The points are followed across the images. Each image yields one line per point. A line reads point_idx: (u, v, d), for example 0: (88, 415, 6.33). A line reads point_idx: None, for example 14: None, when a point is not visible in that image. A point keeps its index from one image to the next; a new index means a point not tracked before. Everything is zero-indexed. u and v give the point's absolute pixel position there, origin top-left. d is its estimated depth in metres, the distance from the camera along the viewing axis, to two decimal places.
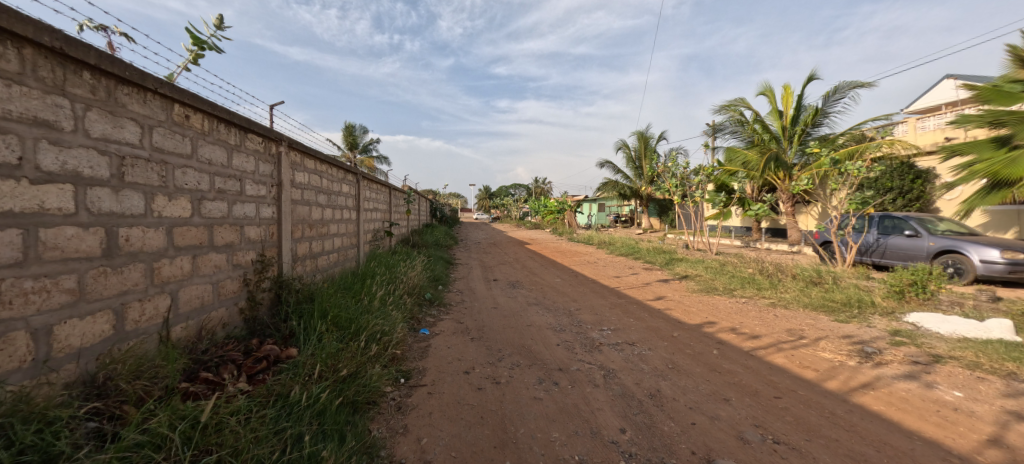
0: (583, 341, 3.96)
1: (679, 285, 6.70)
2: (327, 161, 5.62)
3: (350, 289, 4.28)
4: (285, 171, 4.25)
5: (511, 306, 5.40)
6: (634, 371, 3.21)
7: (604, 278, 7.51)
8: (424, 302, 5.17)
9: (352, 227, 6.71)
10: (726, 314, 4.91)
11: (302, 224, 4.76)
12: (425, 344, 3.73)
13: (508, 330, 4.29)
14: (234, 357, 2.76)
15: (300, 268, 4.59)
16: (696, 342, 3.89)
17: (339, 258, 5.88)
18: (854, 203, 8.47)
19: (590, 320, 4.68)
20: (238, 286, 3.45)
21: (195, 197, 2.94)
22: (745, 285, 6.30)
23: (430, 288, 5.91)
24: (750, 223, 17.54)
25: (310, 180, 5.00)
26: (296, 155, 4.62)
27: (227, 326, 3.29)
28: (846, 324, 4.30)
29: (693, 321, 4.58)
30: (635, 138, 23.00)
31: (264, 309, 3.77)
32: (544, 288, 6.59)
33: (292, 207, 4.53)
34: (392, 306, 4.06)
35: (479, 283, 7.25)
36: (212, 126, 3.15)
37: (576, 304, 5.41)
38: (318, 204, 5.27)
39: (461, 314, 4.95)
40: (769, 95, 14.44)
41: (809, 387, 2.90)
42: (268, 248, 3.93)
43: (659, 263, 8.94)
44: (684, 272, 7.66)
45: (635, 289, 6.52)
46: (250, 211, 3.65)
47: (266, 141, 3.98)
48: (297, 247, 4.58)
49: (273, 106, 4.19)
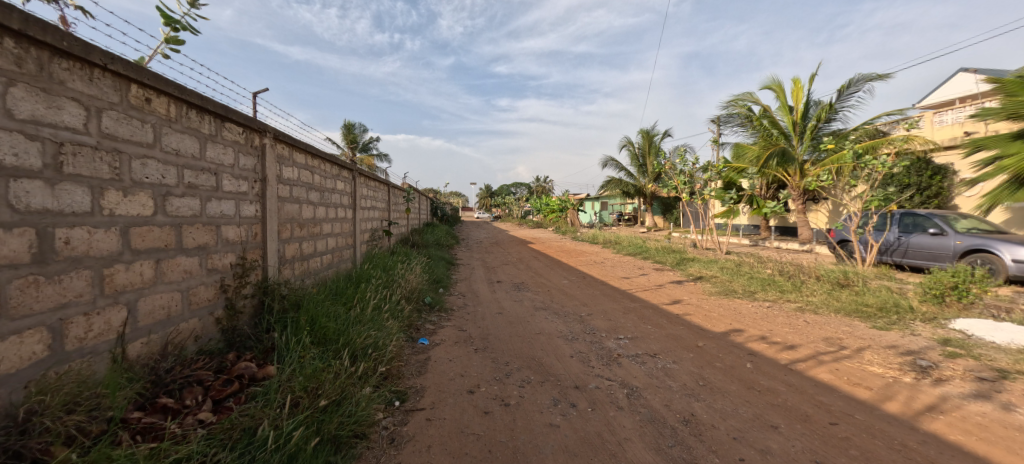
0: (599, 351, 3.59)
1: (695, 287, 6.30)
2: (320, 156, 5.24)
3: (341, 295, 3.89)
4: (270, 165, 3.87)
5: (517, 311, 5.01)
6: (660, 389, 2.82)
7: (613, 280, 7.12)
8: (423, 307, 4.79)
9: (348, 227, 6.34)
10: (751, 320, 4.51)
11: (291, 223, 4.38)
12: (423, 357, 3.35)
13: (515, 339, 3.90)
14: (201, 377, 2.38)
15: (289, 271, 4.22)
16: (725, 353, 3.50)
17: (332, 260, 5.50)
18: (876, 200, 8.05)
19: (605, 327, 4.29)
20: (213, 292, 3.07)
21: (159, 192, 2.56)
22: (766, 288, 5.89)
23: (430, 291, 5.53)
24: (759, 221, 17.13)
25: (300, 176, 4.62)
26: (283, 148, 4.24)
27: (200, 339, 2.92)
28: (888, 333, 3.90)
29: (716, 329, 4.19)
30: (640, 135, 22.57)
31: (246, 318, 3.40)
32: (552, 291, 6.19)
33: (280, 204, 4.16)
34: (387, 314, 3.68)
35: (482, 285, 6.85)
36: (180, 112, 2.76)
37: (587, 309, 5.04)
38: (309, 202, 4.89)
39: (464, 321, 4.56)
40: (779, 89, 13.96)
41: (867, 411, 2.50)
42: (250, 250, 3.55)
43: (670, 263, 8.54)
44: (698, 272, 7.26)
45: (648, 292, 6.12)
46: (228, 208, 3.26)
47: (248, 131, 3.59)
48: (285, 249, 4.20)
49: (257, 94, 3.82)
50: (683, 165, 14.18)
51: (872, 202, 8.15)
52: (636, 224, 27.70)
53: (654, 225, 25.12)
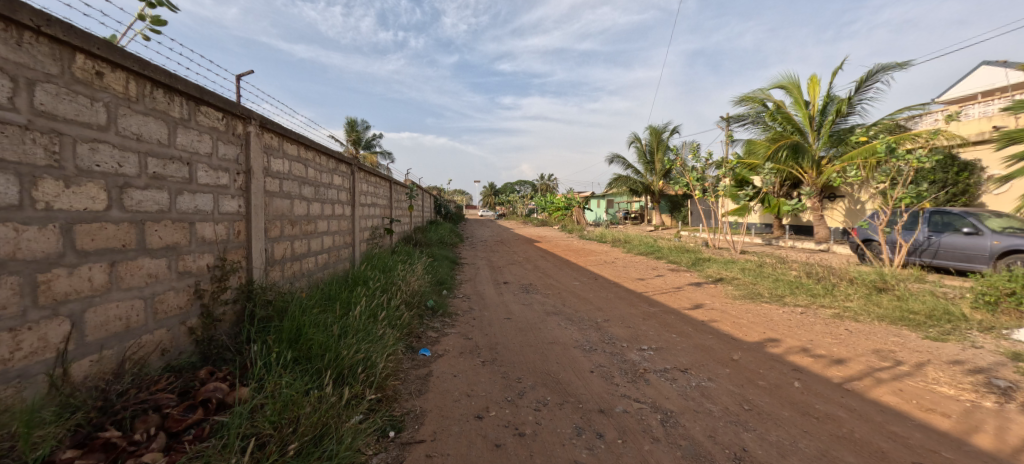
0: (622, 365, 3.18)
1: (716, 290, 5.87)
2: (315, 148, 4.87)
3: (334, 300, 3.51)
4: (255, 157, 3.49)
5: (526, 316, 4.62)
6: (700, 415, 2.41)
7: (627, 281, 6.69)
8: (426, 312, 4.41)
9: (347, 224, 5.99)
10: (786, 327, 4.08)
11: (280, 221, 4.00)
12: (424, 372, 2.96)
13: (526, 350, 3.50)
14: (160, 403, 2.00)
15: (278, 273, 3.85)
16: (766, 369, 3.08)
17: (328, 260, 5.12)
18: (907, 197, 7.51)
19: (624, 335, 3.88)
20: (186, 299, 2.70)
21: (115, 183, 2.18)
22: (795, 291, 5.45)
23: (433, 294, 5.15)
24: (772, 219, 16.62)
25: (291, 169, 4.24)
26: (271, 137, 3.85)
27: (169, 352, 2.55)
28: (946, 346, 3.48)
29: (749, 338, 3.77)
30: (648, 132, 22.06)
31: (226, 326, 3.03)
32: (563, 294, 5.79)
33: (268, 199, 3.78)
34: (385, 323, 3.29)
35: (487, 287, 6.44)
36: (143, 90, 2.38)
37: (603, 315, 4.63)
38: (302, 197, 4.52)
39: (469, 327, 4.16)
40: (794, 84, 13.41)
41: (954, 447, 2.09)
42: (231, 250, 3.18)
43: (685, 263, 8.08)
44: (717, 274, 6.82)
45: (667, 295, 5.70)
46: (205, 203, 2.89)
47: (229, 117, 3.21)
48: (273, 249, 3.81)
49: (241, 76, 3.44)
50: (695, 162, 13.67)
51: (903, 199, 7.66)
52: (644, 222, 27.23)
53: (661, 224, 24.64)
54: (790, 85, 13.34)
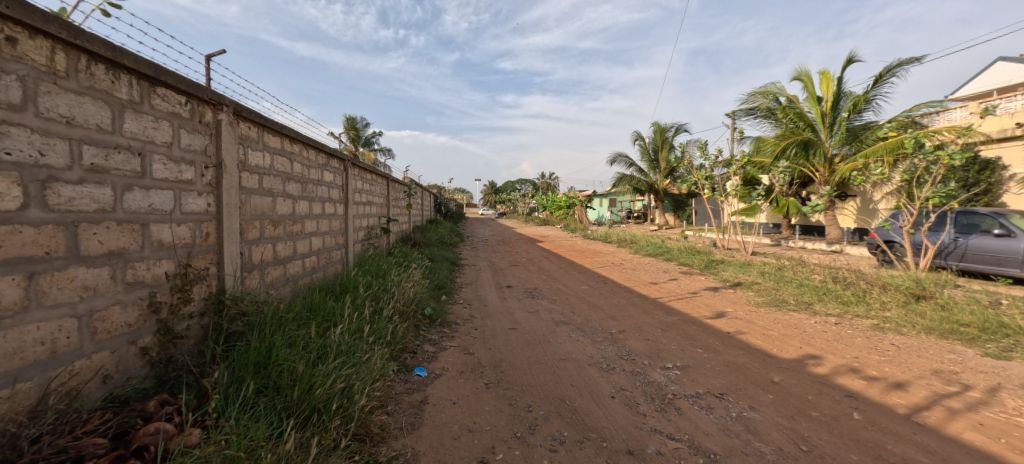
0: (647, 389, 2.75)
1: (736, 296, 5.45)
2: (302, 140, 4.45)
3: (317, 312, 3.10)
4: (227, 148, 3.07)
5: (534, 326, 4.22)
6: (750, 459, 1.99)
7: (638, 286, 6.27)
8: (423, 322, 4.00)
9: (339, 224, 5.56)
10: (824, 342, 3.67)
11: (260, 221, 3.58)
12: (420, 398, 2.56)
13: (535, 369, 3.08)
14: (83, 452, 1.58)
15: (255, 279, 3.44)
16: (815, 395, 2.68)
17: (316, 263, 4.71)
18: (936, 197, 7.08)
19: (644, 350, 3.47)
20: (136, 315, 2.28)
21: (34, 175, 1.77)
22: (823, 298, 5.03)
23: (431, 299, 4.76)
24: (780, 219, 16.20)
25: (272, 163, 3.81)
26: (248, 127, 3.43)
27: (113, 379, 2.13)
28: (1012, 365, 3.08)
29: (786, 355, 3.36)
30: (652, 129, 21.61)
31: (190, 343, 2.62)
32: (571, 300, 5.37)
33: (244, 196, 3.35)
34: (374, 340, 2.87)
35: (489, 291, 6.01)
36: (75, 64, 1.96)
37: (618, 325, 4.21)
38: (287, 195, 4.10)
39: (470, 340, 3.75)
40: (807, 79, 12.95)
41: None
42: (197, 255, 2.76)
43: (698, 266, 7.68)
44: (733, 277, 6.41)
45: (683, 301, 5.28)
46: (163, 201, 2.48)
47: (195, 102, 2.79)
48: (250, 253, 3.39)
49: (211, 56, 3.03)
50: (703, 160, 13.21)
51: (932, 199, 7.18)
52: (646, 221, 26.80)
53: (665, 223, 24.22)
54: (804, 81, 12.91)
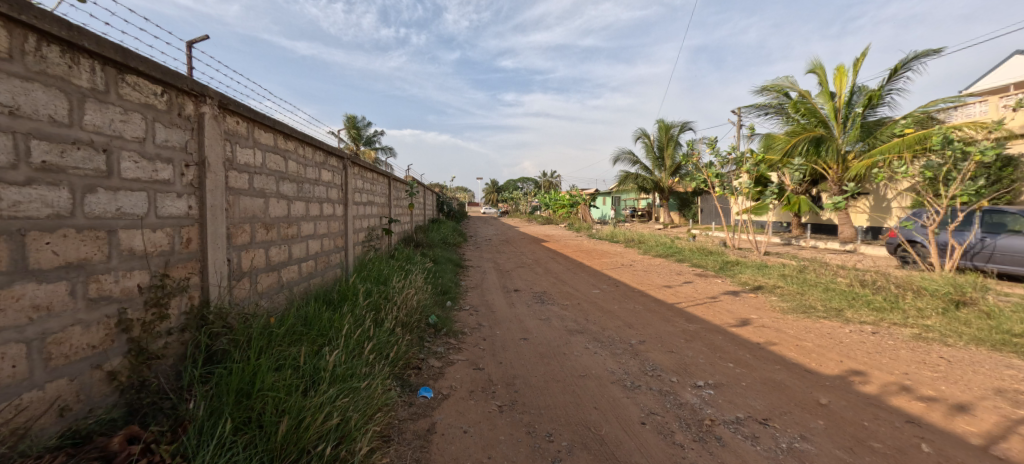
0: (681, 413, 2.45)
1: (759, 301, 5.13)
2: (298, 137, 4.15)
3: (311, 326, 2.81)
4: (212, 144, 2.77)
5: (547, 335, 3.93)
6: None
7: (653, 289, 5.97)
8: (427, 333, 3.72)
9: (338, 226, 5.27)
10: (866, 355, 3.37)
11: (250, 224, 3.28)
12: (427, 426, 2.26)
13: (552, 387, 2.79)
14: None
15: (245, 288, 3.15)
16: (872, 421, 2.37)
17: (313, 267, 4.43)
18: (965, 195, 6.74)
19: (670, 365, 3.17)
20: (102, 334, 1.99)
21: None
22: (854, 304, 4.71)
23: (436, 306, 4.48)
24: (790, 217, 15.84)
25: (264, 161, 3.52)
26: (236, 122, 3.13)
27: (72, 411, 1.85)
28: None
29: (827, 370, 3.06)
30: (658, 127, 21.26)
31: (167, 363, 2.33)
32: (583, 306, 5.07)
33: (232, 197, 3.06)
34: (374, 358, 2.57)
35: (496, 296, 5.72)
36: (21, 45, 1.67)
37: (637, 335, 3.91)
38: (280, 196, 3.81)
39: (479, 352, 3.46)
40: (820, 73, 12.59)
41: None
42: (177, 264, 2.47)
43: (712, 268, 7.37)
44: (752, 280, 6.09)
45: (702, 307, 4.96)
46: (134, 204, 2.19)
47: (173, 93, 2.50)
48: (239, 259, 3.10)
49: (192, 42, 2.75)
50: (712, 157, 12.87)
51: (960, 197, 6.84)
52: (651, 220, 26.47)
53: (670, 222, 23.87)
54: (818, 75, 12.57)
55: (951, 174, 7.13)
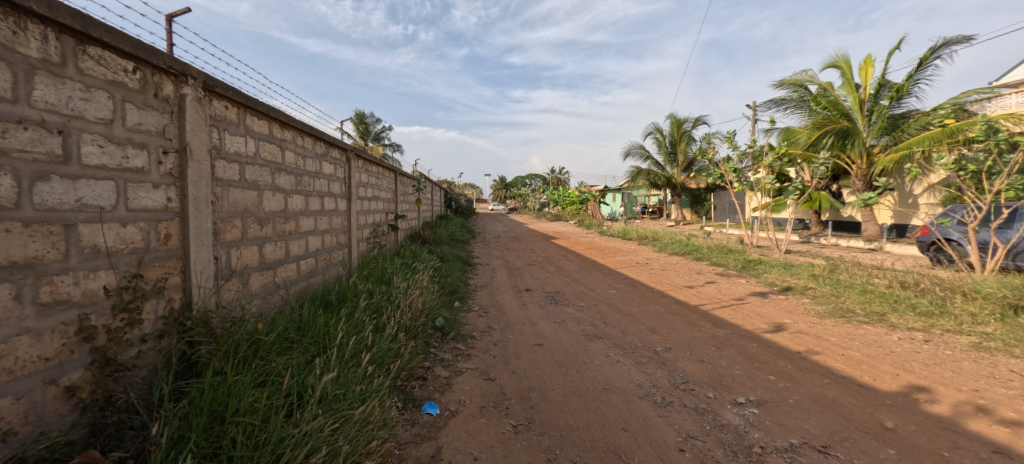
0: (724, 437, 2.12)
1: (790, 303, 4.75)
2: (296, 126, 3.87)
3: (305, 332, 2.53)
4: (195, 130, 2.50)
5: (563, 340, 3.62)
6: None
7: (673, 290, 5.61)
8: (433, 337, 3.43)
9: (341, 221, 5.01)
10: (923, 367, 3.00)
11: (242, 218, 3.01)
12: (432, 451, 1.97)
13: (573, 404, 2.48)
14: None
15: (234, 289, 2.88)
16: (952, 451, 2.02)
17: (313, 265, 4.17)
18: (1012, 190, 6.24)
19: (703, 377, 2.84)
20: (58, 345, 1.73)
21: None
22: (897, 308, 4.30)
23: (443, 307, 4.20)
24: (809, 214, 15.28)
25: (258, 151, 3.25)
26: (225, 106, 2.85)
27: (18, 434, 1.59)
28: None
29: (884, 386, 2.70)
30: (670, 121, 20.73)
31: (139, 374, 2.07)
32: (600, 307, 4.74)
33: (220, 189, 2.78)
34: (373, 370, 2.29)
35: (507, 296, 5.41)
36: None
37: (662, 341, 3.57)
38: (276, 189, 3.53)
39: (490, 359, 3.17)
40: (843, 64, 12.05)
41: None
42: (153, 263, 2.21)
43: (734, 267, 6.97)
44: (780, 280, 5.69)
45: (729, 310, 4.59)
46: (98, 194, 1.92)
47: (149, 71, 2.22)
48: (228, 258, 2.83)
49: (172, 16, 2.47)
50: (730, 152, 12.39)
51: (1006, 192, 6.33)
52: (662, 217, 25.96)
53: (682, 219, 23.34)
54: (841, 66, 12.04)
55: (996, 167, 6.64)
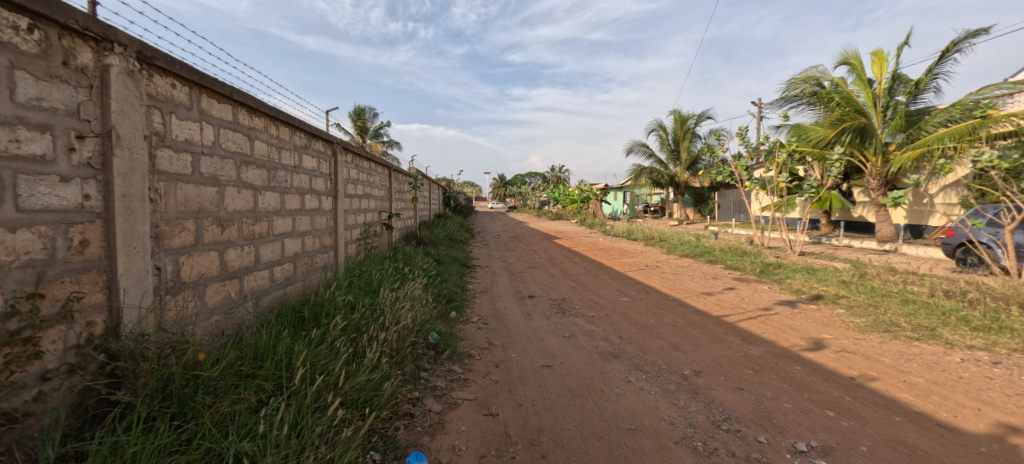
0: None
1: (824, 315, 4.26)
2: (268, 113, 3.38)
3: (263, 363, 2.05)
4: (127, 112, 2.02)
5: (576, 361, 3.13)
6: None
7: (691, 298, 5.12)
8: (423, 358, 2.95)
9: (325, 222, 4.52)
10: (1006, 399, 2.53)
11: (195, 219, 2.52)
12: None
13: (593, 451, 2.00)
14: None
15: (183, 305, 2.39)
16: None
17: (290, 272, 3.69)
18: None
19: (748, 412, 2.37)
20: None
21: None
22: (948, 322, 3.83)
23: (438, 320, 3.73)
24: (819, 214, 14.81)
25: (217, 140, 2.75)
26: (171, 85, 2.36)
27: None
28: None
29: (971, 427, 2.23)
30: (673, 118, 20.22)
31: (33, 425, 1.59)
32: (613, 319, 4.26)
33: (164, 184, 2.29)
34: (341, 417, 1.80)
35: (508, 304, 4.91)
36: None
37: (690, 362, 3.09)
38: (242, 185, 3.03)
39: (492, 386, 2.70)
40: (855, 59, 11.54)
41: None
42: (58, 277, 1.73)
43: (752, 271, 6.49)
44: (807, 287, 5.21)
45: (757, 321, 4.11)
46: None
47: (56, 35, 1.74)
48: (174, 267, 2.34)
49: None
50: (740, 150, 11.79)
51: None
52: (665, 216, 25.49)
53: (686, 218, 22.87)
54: (854, 62, 11.50)
55: None
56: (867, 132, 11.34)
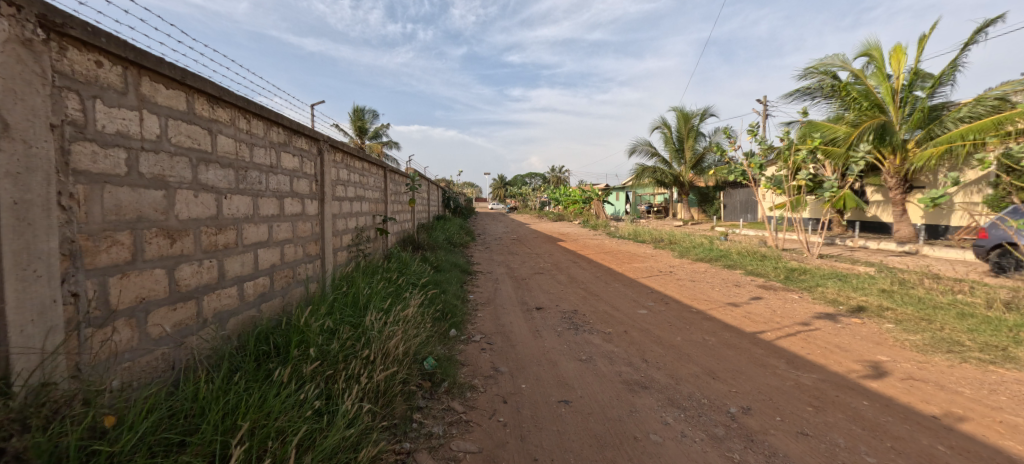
0: None
1: (872, 331, 3.78)
2: (235, 103, 2.88)
3: (201, 422, 1.56)
4: (19, 93, 1.52)
5: (599, 395, 2.64)
6: None
7: (716, 309, 4.63)
8: (416, 394, 2.46)
9: (310, 228, 4.04)
10: None
11: (132, 230, 2.03)
12: None
13: None
14: None
15: (112, 338, 1.89)
16: None
17: (265, 288, 3.20)
18: None
19: None
20: None
21: None
22: (1020, 340, 3.34)
23: (435, 342, 3.26)
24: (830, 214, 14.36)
25: (164, 133, 2.27)
26: (96, 62, 1.87)
27: None
28: None
29: None
30: (677, 116, 19.72)
31: None
32: (633, 336, 3.78)
33: (85, 188, 1.80)
34: None
35: (515, 317, 4.43)
36: None
37: (734, 395, 2.60)
38: (201, 187, 2.55)
39: (499, 432, 2.21)
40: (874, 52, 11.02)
41: None
42: None
43: (777, 277, 5.99)
44: (843, 297, 4.72)
45: (798, 339, 3.63)
46: None
47: None
48: (100, 293, 1.85)
49: None
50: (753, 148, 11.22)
51: None
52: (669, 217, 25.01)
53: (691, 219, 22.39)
54: (873, 54, 10.98)
55: None
56: (886, 128, 10.84)
